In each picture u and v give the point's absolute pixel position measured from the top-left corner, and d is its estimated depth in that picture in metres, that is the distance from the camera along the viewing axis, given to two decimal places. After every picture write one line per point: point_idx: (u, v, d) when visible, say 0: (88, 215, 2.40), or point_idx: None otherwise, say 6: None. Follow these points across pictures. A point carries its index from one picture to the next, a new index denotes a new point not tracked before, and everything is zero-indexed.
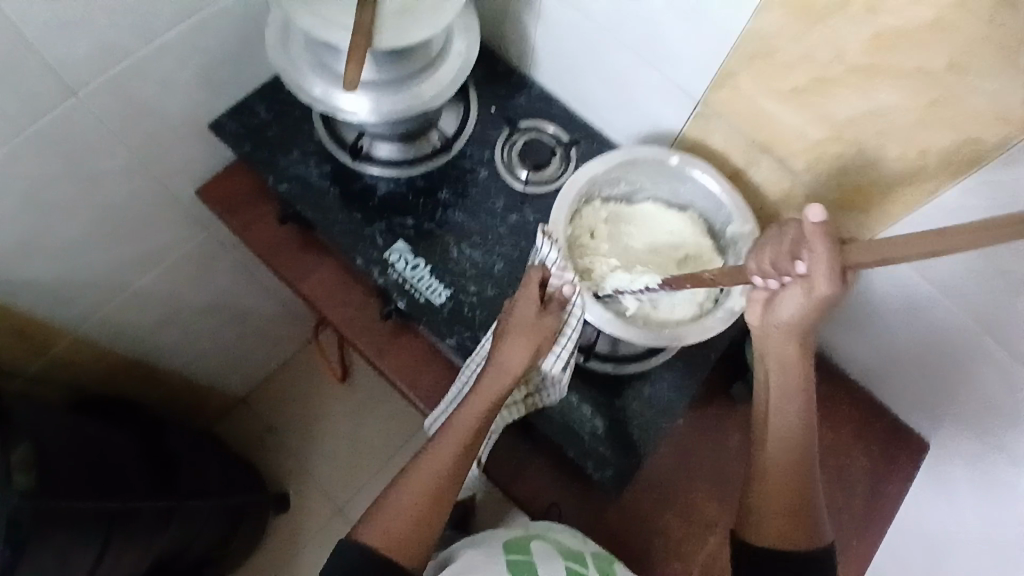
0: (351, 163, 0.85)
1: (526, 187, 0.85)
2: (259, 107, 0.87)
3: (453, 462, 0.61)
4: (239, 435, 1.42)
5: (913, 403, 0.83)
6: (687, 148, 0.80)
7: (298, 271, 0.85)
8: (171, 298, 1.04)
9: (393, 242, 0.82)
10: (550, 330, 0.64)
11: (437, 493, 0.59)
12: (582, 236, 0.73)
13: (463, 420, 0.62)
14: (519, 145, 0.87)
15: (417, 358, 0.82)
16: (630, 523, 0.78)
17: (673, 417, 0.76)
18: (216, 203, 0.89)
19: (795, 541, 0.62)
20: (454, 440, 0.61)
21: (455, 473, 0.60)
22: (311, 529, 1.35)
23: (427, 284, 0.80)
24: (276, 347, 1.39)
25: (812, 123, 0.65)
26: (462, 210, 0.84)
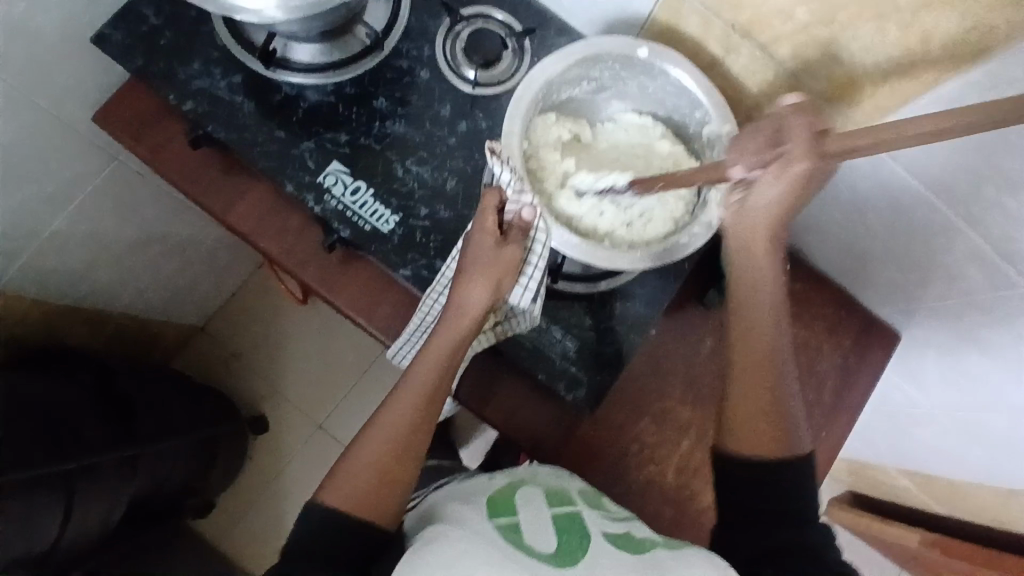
0: (266, 72, 0.72)
1: (475, 89, 0.75)
2: (144, 8, 0.72)
3: (418, 409, 0.57)
4: (205, 363, 1.38)
5: (887, 295, 0.82)
6: (656, 34, 0.69)
7: (225, 202, 0.76)
8: (95, 237, 0.94)
9: (327, 163, 0.72)
10: (512, 262, 0.59)
11: (405, 443, 0.56)
12: (541, 148, 0.65)
13: (426, 364, 0.58)
14: (463, 37, 0.75)
15: (371, 289, 0.77)
16: (605, 435, 0.78)
17: (645, 333, 0.73)
18: (112, 126, 0.76)
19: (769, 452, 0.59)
20: (417, 388, 0.57)
21: (421, 422, 0.57)
22: (294, 445, 1.37)
23: (372, 210, 0.72)
24: (227, 273, 1.31)
25: (798, 4, 0.56)
26: (403, 120, 0.74)
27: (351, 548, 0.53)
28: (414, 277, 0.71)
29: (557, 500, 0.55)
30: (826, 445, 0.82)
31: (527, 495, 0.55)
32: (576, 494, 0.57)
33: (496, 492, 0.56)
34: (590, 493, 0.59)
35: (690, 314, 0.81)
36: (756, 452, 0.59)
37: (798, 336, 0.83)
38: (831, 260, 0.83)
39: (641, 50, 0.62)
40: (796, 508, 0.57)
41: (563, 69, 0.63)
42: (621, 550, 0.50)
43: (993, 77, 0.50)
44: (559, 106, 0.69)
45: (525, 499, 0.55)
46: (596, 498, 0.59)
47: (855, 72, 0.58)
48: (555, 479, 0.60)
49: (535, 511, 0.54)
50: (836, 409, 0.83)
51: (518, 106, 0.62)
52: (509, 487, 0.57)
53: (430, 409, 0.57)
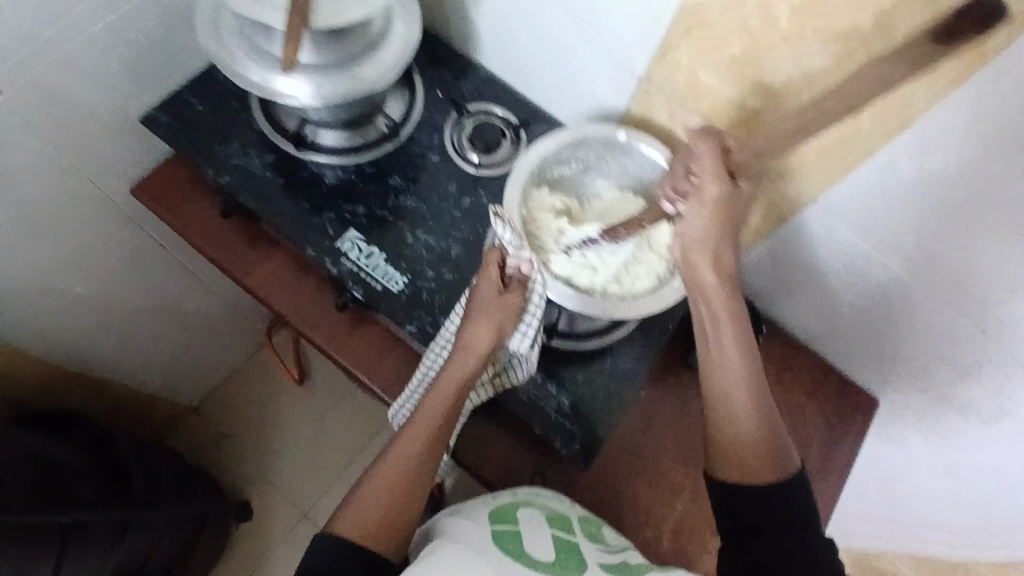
0: (295, 152, 0.82)
1: (477, 170, 0.85)
2: (192, 98, 0.83)
3: (425, 445, 0.60)
4: (193, 445, 1.36)
5: (860, 359, 0.88)
6: (633, 125, 0.81)
7: (245, 266, 0.82)
8: (111, 303, 0.98)
9: (344, 231, 0.80)
10: (513, 308, 0.65)
11: (413, 479, 0.58)
12: (539, 215, 0.73)
13: (433, 402, 0.62)
14: (468, 128, 0.86)
15: (376, 347, 0.81)
16: (599, 493, 0.79)
17: (636, 389, 0.77)
18: (150, 198, 0.84)
19: (756, 475, 0.61)
20: (424, 424, 0.61)
21: (428, 457, 0.60)
22: (277, 532, 1.32)
23: (383, 272, 0.78)
24: (227, 351, 1.34)
25: (751, 94, 0.67)
26: (414, 195, 0.83)
27: None
28: (419, 332, 0.76)
29: (559, 525, 0.59)
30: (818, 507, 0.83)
31: (530, 517, 0.59)
32: (577, 522, 0.61)
33: (501, 510, 0.59)
34: (590, 521, 0.63)
35: (677, 376, 0.86)
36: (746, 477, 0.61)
37: (780, 398, 0.88)
38: (807, 326, 0.90)
39: (619, 134, 0.73)
40: (797, 523, 0.58)
41: (555, 148, 0.73)
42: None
43: (920, 144, 0.61)
44: (551, 183, 0.78)
45: (529, 520, 0.59)
46: (595, 525, 0.63)
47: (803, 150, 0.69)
48: (557, 503, 0.63)
49: (538, 532, 0.57)
50: (826, 470, 0.85)
51: (516, 178, 0.71)
52: (513, 506, 0.60)
53: (436, 444, 0.61)
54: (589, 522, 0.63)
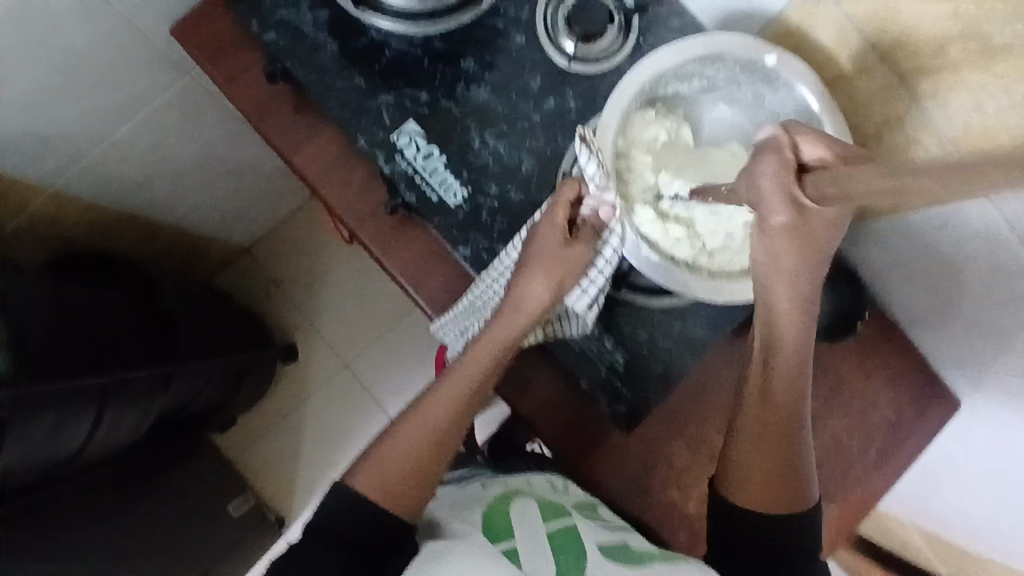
0: (354, 12, 0.67)
1: (570, 65, 0.68)
2: None
3: (459, 410, 0.56)
4: (244, 286, 1.39)
5: (959, 355, 0.76)
6: (782, 38, 0.62)
7: (292, 142, 0.73)
8: (155, 150, 0.92)
9: (402, 121, 0.68)
10: (576, 262, 0.55)
11: (439, 441, 0.56)
12: (636, 147, 0.59)
13: (472, 361, 0.56)
14: (567, 4, 0.68)
15: (423, 258, 0.73)
16: (634, 448, 0.75)
17: (701, 359, 0.69)
18: (190, 46, 0.72)
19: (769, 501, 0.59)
20: (461, 384, 0.56)
21: (459, 419, 0.57)
22: (318, 377, 1.39)
23: (440, 179, 0.68)
24: (279, 201, 1.30)
25: (964, 34, 0.49)
26: (487, 87, 0.69)
27: (378, 541, 0.53)
28: (472, 257, 0.68)
29: (552, 513, 0.59)
30: (862, 501, 0.78)
31: (523, 506, 0.60)
32: (572, 507, 0.62)
33: (492, 503, 0.61)
34: (586, 505, 0.63)
35: (748, 342, 0.77)
36: (757, 498, 0.59)
37: (854, 380, 0.78)
38: (911, 309, 0.77)
39: (769, 57, 0.55)
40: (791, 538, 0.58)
41: (679, 63, 0.56)
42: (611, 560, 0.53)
43: None
44: (661, 100, 0.62)
45: (521, 508, 0.59)
46: (591, 509, 0.63)
47: None
48: (550, 492, 0.65)
49: (530, 521, 0.57)
50: (882, 463, 0.78)
51: (622, 95, 0.56)
52: (504, 499, 0.61)
53: (470, 409, 0.57)
54: (585, 507, 0.63)
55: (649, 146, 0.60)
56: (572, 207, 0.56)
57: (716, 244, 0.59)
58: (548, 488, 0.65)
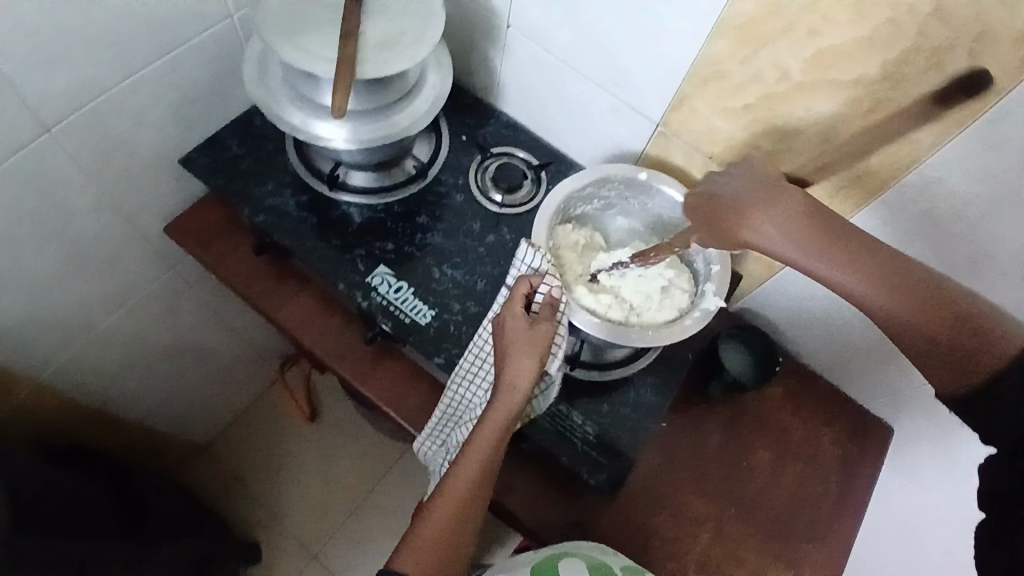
0: (327, 192, 0.86)
1: (501, 208, 0.89)
2: (231, 140, 0.87)
3: (475, 485, 0.65)
4: (202, 487, 1.35)
5: (868, 389, 0.90)
6: (649, 167, 0.86)
7: (277, 300, 0.85)
8: (135, 339, 1.00)
9: (374, 266, 0.83)
10: (547, 339, 0.66)
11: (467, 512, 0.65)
12: (563, 249, 0.76)
13: (478, 444, 0.65)
14: (491, 169, 0.90)
15: (402, 379, 0.83)
16: (626, 526, 0.80)
17: (657, 421, 0.79)
18: (185, 236, 0.87)
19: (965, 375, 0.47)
20: (473, 465, 0.65)
21: (478, 493, 0.65)
22: (287, 574, 1.30)
23: (412, 305, 0.81)
24: (241, 389, 1.35)
25: (763, 136, 0.73)
26: (440, 232, 0.86)
27: None
28: (447, 364, 0.78)
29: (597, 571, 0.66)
30: (839, 539, 0.84)
31: (570, 564, 0.67)
32: (615, 568, 0.68)
33: (543, 562, 0.68)
34: (632, 568, 0.69)
35: (696, 408, 0.88)
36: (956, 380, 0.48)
37: (796, 430, 0.89)
38: (817, 357, 0.93)
39: (640, 174, 0.76)
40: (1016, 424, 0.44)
41: (580, 187, 0.77)
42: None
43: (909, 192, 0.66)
44: (574, 220, 0.82)
45: (569, 566, 0.67)
46: (637, 572, 0.69)
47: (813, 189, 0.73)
48: (596, 552, 0.70)
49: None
50: (843, 503, 0.86)
51: (544, 214, 0.75)
52: (554, 557, 0.69)
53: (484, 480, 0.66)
54: (630, 569, 0.69)
55: (574, 249, 0.78)
56: (527, 300, 0.69)
57: (641, 304, 0.74)
58: (598, 550, 0.70)
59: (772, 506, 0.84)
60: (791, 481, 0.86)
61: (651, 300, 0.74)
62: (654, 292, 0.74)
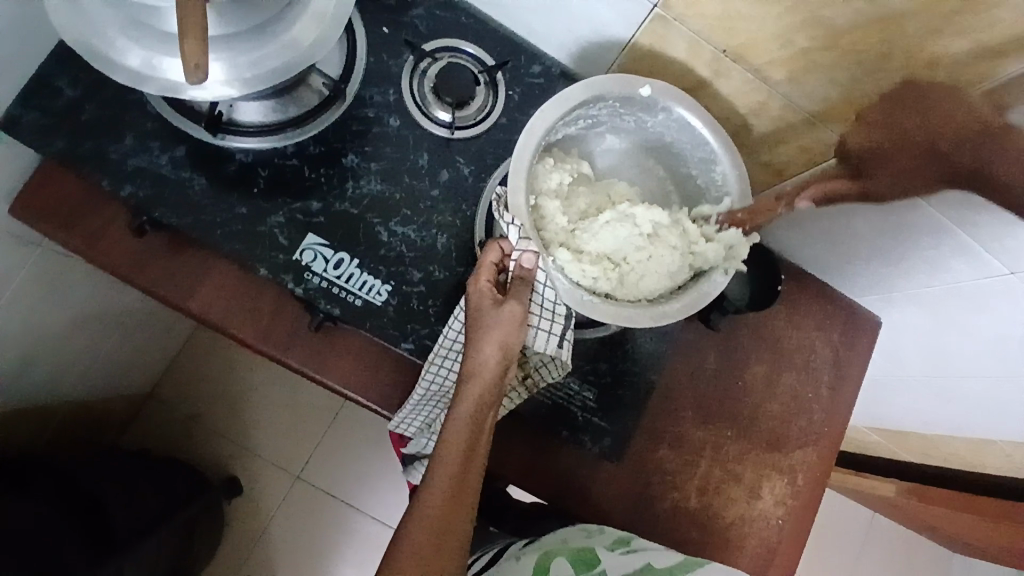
0: (213, 139, 0.63)
1: (451, 132, 0.69)
2: (58, 80, 0.62)
3: (455, 497, 0.50)
4: (160, 433, 1.26)
5: (867, 287, 0.84)
6: (638, 61, 0.67)
7: (183, 287, 0.66)
8: (29, 331, 0.81)
9: (301, 237, 0.64)
10: (515, 320, 0.53)
11: (450, 526, 0.49)
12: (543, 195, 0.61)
13: (455, 435, 0.51)
14: (431, 75, 0.68)
15: (365, 362, 0.70)
16: (627, 471, 0.77)
17: (657, 370, 0.72)
18: (33, 216, 0.64)
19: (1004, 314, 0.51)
20: (452, 463, 0.50)
21: (461, 501, 0.50)
22: (275, 500, 1.28)
23: (361, 283, 0.65)
24: (174, 332, 1.20)
25: (799, 31, 0.54)
26: (377, 176, 0.67)
27: None
28: (417, 348, 0.66)
29: (585, 563, 0.62)
30: (830, 439, 0.85)
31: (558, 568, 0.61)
32: (604, 548, 0.64)
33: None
34: (619, 540, 0.66)
35: (693, 334, 0.81)
36: None
37: (790, 337, 0.85)
38: (815, 259, 0.85)
39: (642, 89, 0.58)
40: None
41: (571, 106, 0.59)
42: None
43: None
44: (553, 145, 0.65)
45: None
46: (624, 541, 0.66)
47: (851, 95, 0.58)
48: (582, 538, 0.66)
49: None
50: (833, 403, 0.85)
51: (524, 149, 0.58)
52: (540, 562, 0.63)
53: (459, 508, 0.50)
54: (618, 543, 0.65)
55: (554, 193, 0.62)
56: (498, 271, 0.56)
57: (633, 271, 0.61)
58: (580, 536, 0.66)
59: (767, 419, 0.83)
60: (785, 392, 0.84)
61: (644, 264, 0.61)
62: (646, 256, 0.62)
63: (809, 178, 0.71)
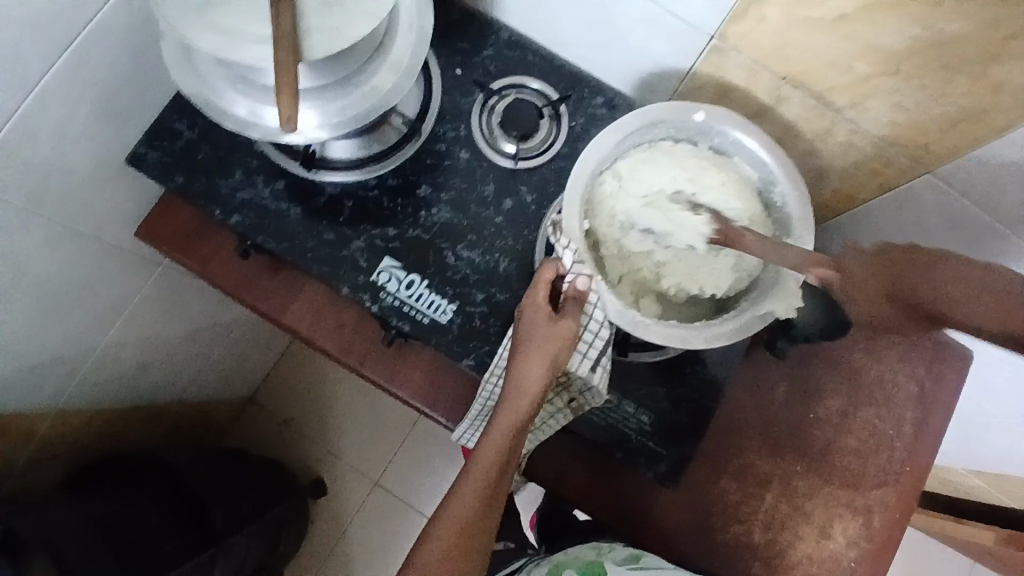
0: (306, 174, 0.71)
1: (516, 163, 0.73)
2: (178, 123, 0.71)
3: (481, 510, 0.54)
4: (255, 435, 1.39)
5: None
6: (699, 88, 0.68)
7: (278, 305, 0.75)
8: (145, 340, 0.93)
9: (378, 260, 0.71)
10: (566, 337, 0.55)
11: (474, 535, 0.54)
12: (605, 199, 0.63)
13: (487, 452, 0.54)
14: (498, 111, 0.73)
15: (434, 376, 0.75)
16: (687, 497, 0.76)
17: (719, 397, 0.71)
18: (160, 243, 0.75)
19: None
20: (481, 476, 0.54)
21: (486, 513, 0.55)
22: (354, 505, 1.36)
23: (429, 302, 0.70)
24: (272, 342, 1.32)
25: (860, 54, 0.54)
26: (448, 205, 0.72)
27: None
28: (479, 365, 0.70)
29: None
30: (912, 480, 0.79)
31: None
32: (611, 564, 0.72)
33: None
34: (630, 556, 0.72)
35: (760, 362, 0.79)
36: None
37: (869, 368, 0.81)
38: None
39: (697, 114, 0.61)
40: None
41: (643, 123, 0.62)
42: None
43: None
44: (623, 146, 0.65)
45: None
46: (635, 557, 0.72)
47: (922, 118, 0.56)
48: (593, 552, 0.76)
49: None
50: (917, 442, 0.80)
51: (605, 139, 0.62)
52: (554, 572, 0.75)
53: (482, 518, 0.55)
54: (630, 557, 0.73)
55: (616, 198, 0.63)
56: (552, 289, 0.58)
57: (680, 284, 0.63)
58: (590, 551, 0.76)
59: (840, 455, 0.79)
60: (862, 426, 0.80)
61: (687, 280, 0.63)
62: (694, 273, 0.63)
63: (886, 202, 0.68)
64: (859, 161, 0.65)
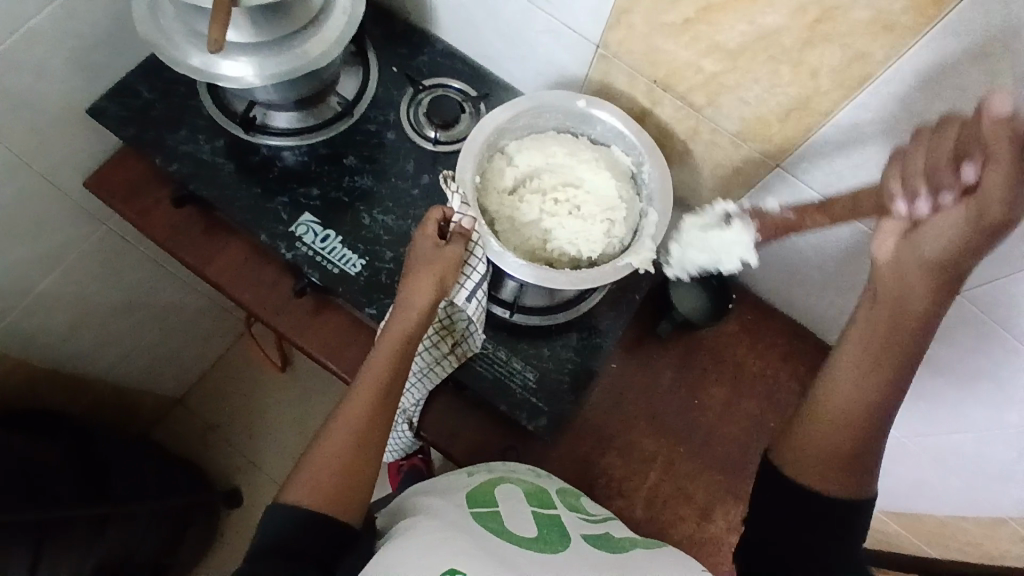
0: (246, 137, 0.80)
1: (436, 146, 0.83)
2: (139, 85, 0.80)
3: (370, 413, 0.61)
4: (178, 438, 1.37)
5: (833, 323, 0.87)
6: (594, 93, 0.80)
7: (203, 256, 0.81)
8: (79, 300, 0.97)
9: (299, 215, 0.78)
10: (452, 260, 0.64)
11: (365, 436, 0.60)
12: (497, 169, 0.73)
13: (380, 357, 0.63)
14: (424, 104, 0.84)
15: (341, 333, 0.80)
16: (572, 466, 0.79)
17: (602, 364, 0.77)
18: (105, 191, 0.82)
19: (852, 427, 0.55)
20: (372, 380, 0.62)
21: (375, 416, 0.61)
22: None
23: (340, 255, 0.77)
24: (211, 342, 1.34)
25: (705, 54, 0.66)
26: (370, 175, 0.81)
27: (319, 541, 0.55)
28: (379, 314, 0.75)
29: (536, 501, 0.66)
30: None
31: (506, 492, 0.66)
32: (555, 495, 0.68)
33: (475, 489, 0.66)
34: (568, 493, 0.71)
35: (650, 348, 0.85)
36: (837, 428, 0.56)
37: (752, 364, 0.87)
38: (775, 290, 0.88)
39: (578, 101, 0.72)
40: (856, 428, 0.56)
41: (532, 107, 0.73)
42: (597, 547, 0.60)
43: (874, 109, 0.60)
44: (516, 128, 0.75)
45: (505, 494, 0.66)
46: (573, 497, 0.70)
47: (763, 112, 0.67)
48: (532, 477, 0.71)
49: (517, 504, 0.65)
50: None
51: (500, 116, 0.72)
52: (488, 484, 0.68)
53: (372, 423, 0.61)
54: (567, 494, 0.70)
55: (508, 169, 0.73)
56: (441, 228, 0.66)
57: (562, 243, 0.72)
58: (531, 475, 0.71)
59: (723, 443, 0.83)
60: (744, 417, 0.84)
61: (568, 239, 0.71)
62: (574, 233, 0.71)
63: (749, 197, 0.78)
64: (723, 159, 0.76)
